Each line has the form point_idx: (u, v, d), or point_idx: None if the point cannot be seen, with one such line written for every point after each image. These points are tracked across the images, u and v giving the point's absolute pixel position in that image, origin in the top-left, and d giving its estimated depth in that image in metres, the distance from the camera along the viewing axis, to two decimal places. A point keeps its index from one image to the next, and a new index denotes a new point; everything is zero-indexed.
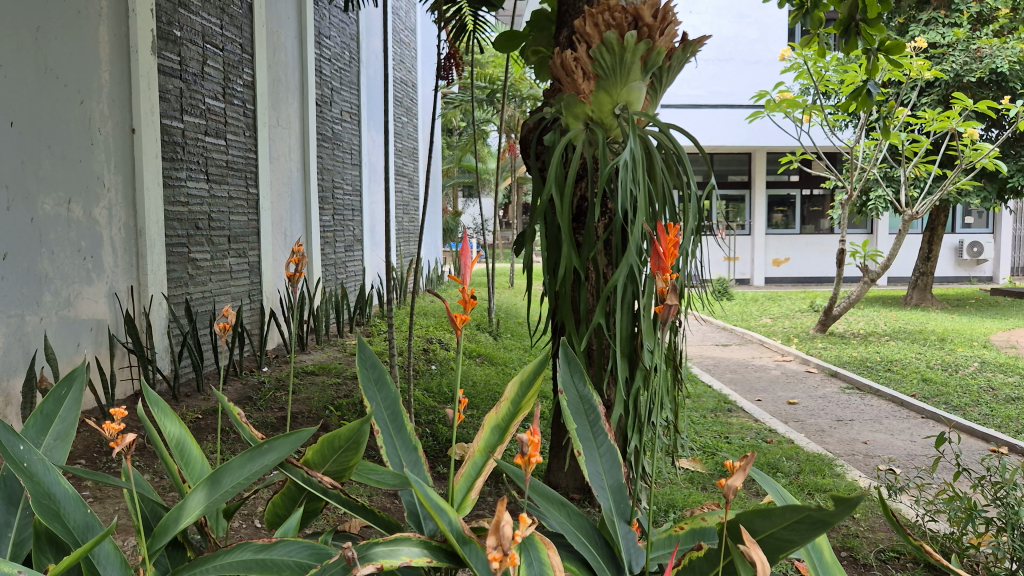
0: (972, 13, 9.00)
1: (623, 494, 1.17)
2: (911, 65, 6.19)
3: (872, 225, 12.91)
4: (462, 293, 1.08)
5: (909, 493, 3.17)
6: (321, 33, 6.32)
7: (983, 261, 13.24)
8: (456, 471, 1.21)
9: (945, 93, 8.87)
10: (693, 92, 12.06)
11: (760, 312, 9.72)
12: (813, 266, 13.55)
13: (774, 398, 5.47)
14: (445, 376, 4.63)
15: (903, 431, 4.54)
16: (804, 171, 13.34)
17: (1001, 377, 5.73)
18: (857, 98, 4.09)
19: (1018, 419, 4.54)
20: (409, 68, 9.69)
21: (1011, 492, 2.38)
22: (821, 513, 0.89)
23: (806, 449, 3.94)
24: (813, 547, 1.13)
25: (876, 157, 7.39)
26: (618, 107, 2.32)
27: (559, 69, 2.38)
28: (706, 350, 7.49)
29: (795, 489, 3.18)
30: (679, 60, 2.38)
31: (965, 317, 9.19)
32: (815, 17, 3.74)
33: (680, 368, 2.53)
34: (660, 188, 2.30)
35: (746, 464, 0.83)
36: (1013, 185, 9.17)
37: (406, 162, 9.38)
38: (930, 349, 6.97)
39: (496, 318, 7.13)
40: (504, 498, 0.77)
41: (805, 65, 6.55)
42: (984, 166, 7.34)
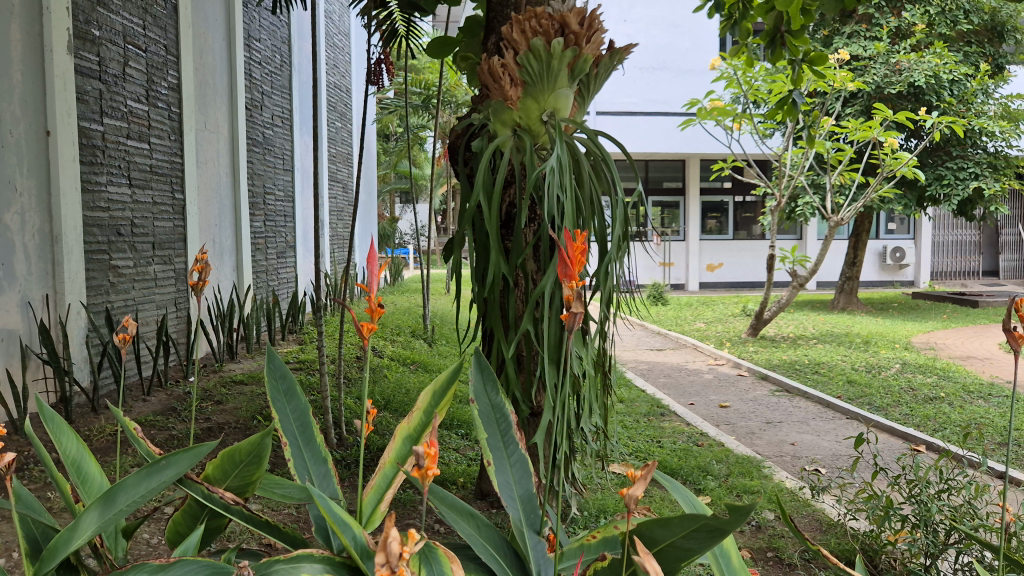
0: (892, 27, 9.32)
1: (532, 504, 1.17)
2: (835, 76, 6.37)
3: (801, 231, 13.26)
4: (369, 303, 1.06)
5: (831, 493, 3.25)
6: (250, 35, 6.19)
7: (906, 266, 13.70)
8: (365, 485, 1.19)
9: (868, 103, 9.18)
10: (628, 99, 12.20)
11: (694, 316, 9.87)
12: (745, 271, 13.84)
13: (705, 402, 5.55)
14: (377, 383, 4.57)
15: (828, 432, 4.66)
16: (736, 178, 13.60)
17: (921, 378, 5.93)
18: (782, 107, 4.19)
19: (936, 418, 4.69)
20: (343, 72, 9.57)
21: (924, 489, 2.46)
22: (716, 520, 0.91)
23: (734, 451, 4.01)
24: (721, 552, 1.13)
25: (804, 164, 7.57)
26: (545, 114, 2.32)
27: (486, 75, 2.36)
28: (641, 355, 7.56)
29: (723, 492, 3.23)
30: (607, 67, 2.39)
31: (889, 320, 9.50)
32: (743, 28, 3.81)
33: (610, 373, 2.54)
34: (587, 195, 2.32)
35: (647, 471, 0.82)
36: (931, 192, 9.51)
37: (339, 167, 9.25)
38: (855, 351, 7.18)
39: (432, 324, 7.09)
40: (393, 515, 0.76)
41: (735, 75, 6.68)
42: (903, 174, 7.57)
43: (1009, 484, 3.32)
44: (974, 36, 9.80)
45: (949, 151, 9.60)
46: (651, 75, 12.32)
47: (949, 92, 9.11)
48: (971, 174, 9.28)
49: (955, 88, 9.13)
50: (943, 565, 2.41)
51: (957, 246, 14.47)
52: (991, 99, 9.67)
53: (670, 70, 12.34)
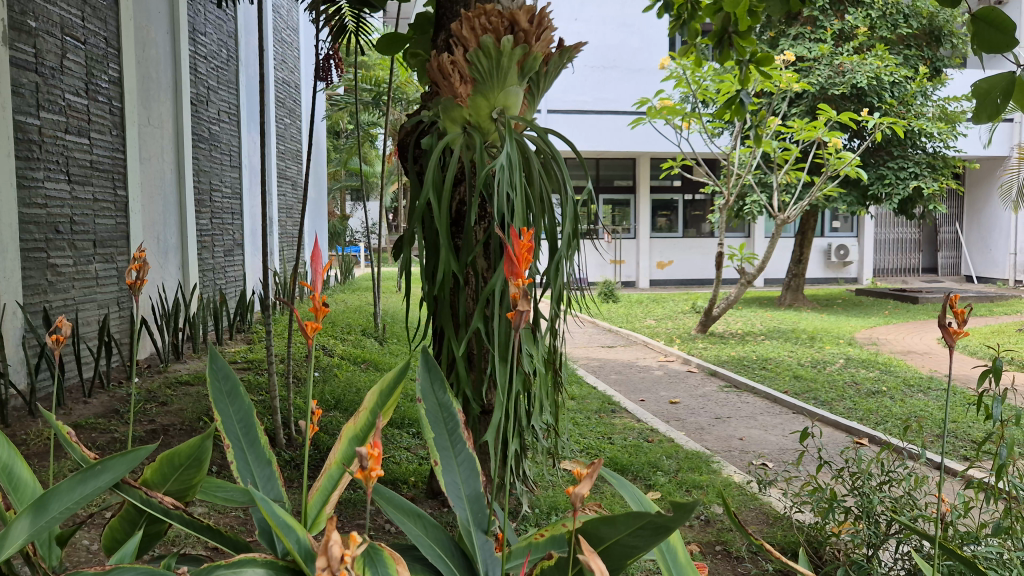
0: (835, 30, 9.52)
1: (480, 503, 1.17)
2: (781, 76, 6.48)
3: (748, 229, 13.48)
4: (313, 302, 1.04)
5: (778, 486, 3.31)
6: (195, 29, 6.06)
7: (849, 263, 14.02)
8: (311, 487, 1.17)
9: (813, 104, 9.37)
10: (579, 97, 12.26)
11: (645, 313, 9.97)
12: (695, 268, 14.02)
13: (656, 398, 5.60)
14: (327, 382, 4.51)
15: (775, 426, 4.75)
16: (685, 176, 13.76)
17: (864, 373, 6.07)
18: (730, 107, 4.25)
19: (878, 412, 4.81)
20: (291, 67, 9.43)
21: (867, 481, 2.52)
22: (661, 518, 0.91)
23: (684, 447, 4.06)
24: (667, 548, 1.14)
25: (751, 163, 7.68)
26: (495, 111, 2.32)
27: (435, 71, 2.34)
28: (593, 352, 7.60)
29: (672, 487, 3.27)
30: (556, 65, 2.40)
31: (833, 316, 9.71)
32: (692, 28, 3.85)
33: (561, 371, 2.55)
34: (537, 193, 2.32)
35: (593, 470, 0.82)
36: (874, 191, 9.74)
37: (288, 164, 9.12)
38: (801, 347, 7.32)
39: (383, 323, 7.04)
40: (335, 516, 0.75)
41: (683, 75, 6.74)
42: (847, 173, 7.74)
43: (948, 475, 3.42)
44: (913, 39, 10.07)
45: (890, 151, 9.85)
46: (601, 73, 12.39)
47: (890, 94, 9.34)
48: (911, 173, 9.55)
49: (896, 90, 9.37)
50: (884, 554, 2.47)
51: (898, 243, 14.86)
52: (930, 100, 9.95)
53: (620, 68, 12.42)
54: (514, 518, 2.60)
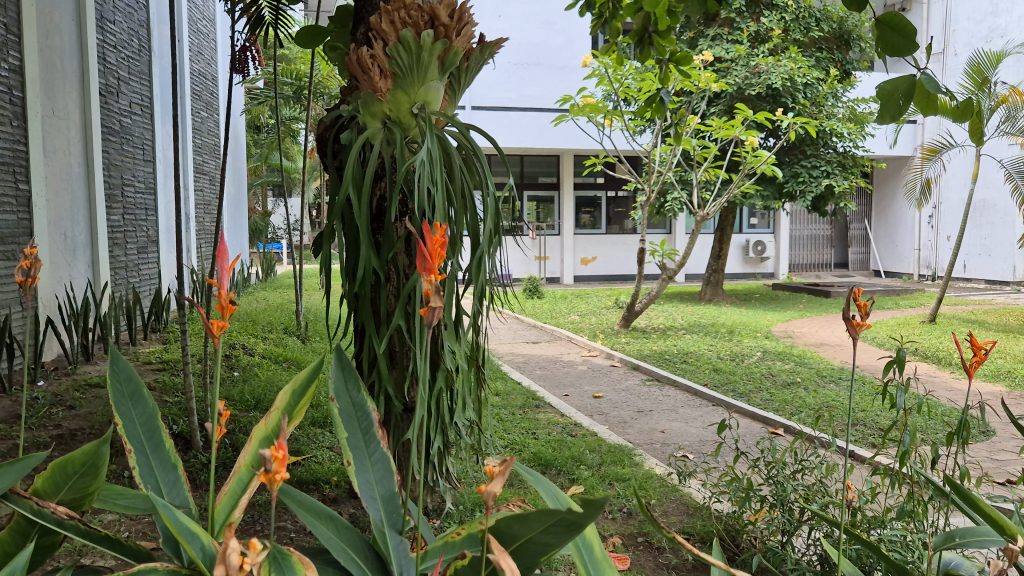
0: (751, 31, 9.78)
1: (394, 503, 1.15)
2: (700, 76, 6.62)
3: (670, 226, 13.75)
4: (219, 298, 1.01)
5: (697, 477, 3.38)
6: (103, 18, 5.83)
7: (766, 259, 14.43)
8: (218, 491, 1.14)
9: (730, 103, 9.59)
10: (503, 94, 12.25)
11: (569, 309, 10.06)
12: (618, 264, 14.22)
13: (580, 393, 5.65)
14: (247, 381, 4.40)
15: (694, 419, 4.85)
16: (608, 173, 13.93)
17: (779, 365, 6.25)
18: (651, 105, 4.30)
19: (793, 402, 4.97)
20: (207, 59, 9.14)
21: (781, 470, 2.60)
22: (573, 514, 0.91)
23: (607, 441, 4.11)
24: (583, 541, 1.14)
25: (671, 161, 7.82)
26: (415, 107, 2.29)
27: (354, 65, 2.29)
28: (517, 348, 7.61)
29: (596, 480, 3.30)
30: (477, 61, 2.39)
31: (751, 310, 9.98)
32: (613, 27, 3.89)
33: (484, 368, 2.55)
34: (458, 188, 2.30)
35: (505, 467, 0.81)
36: (789, 189, 10.05)
37: (205, 159, 8.86)
38: (720, 341, 7.50)
39: (305, 320, 6.92)
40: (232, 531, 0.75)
41: (605, 73, 6.82)
42: (763, 171, 7.95)
43: (857, 462, 3.55)
44: (824, 42, 10.41)
45: (804, 150, 10.18)
46: (525, 70, 12.41)
47: (803, 94, 9.65)
48: (823, 172, 9.88)
49: (808, 91, 9.68)
50: (798, 540, 2.55)
51: (811, 240, 15.38)
52: (841, 102, 10.30)
53: (544, 66, 12.47)
54: (437, 516, 2.59)
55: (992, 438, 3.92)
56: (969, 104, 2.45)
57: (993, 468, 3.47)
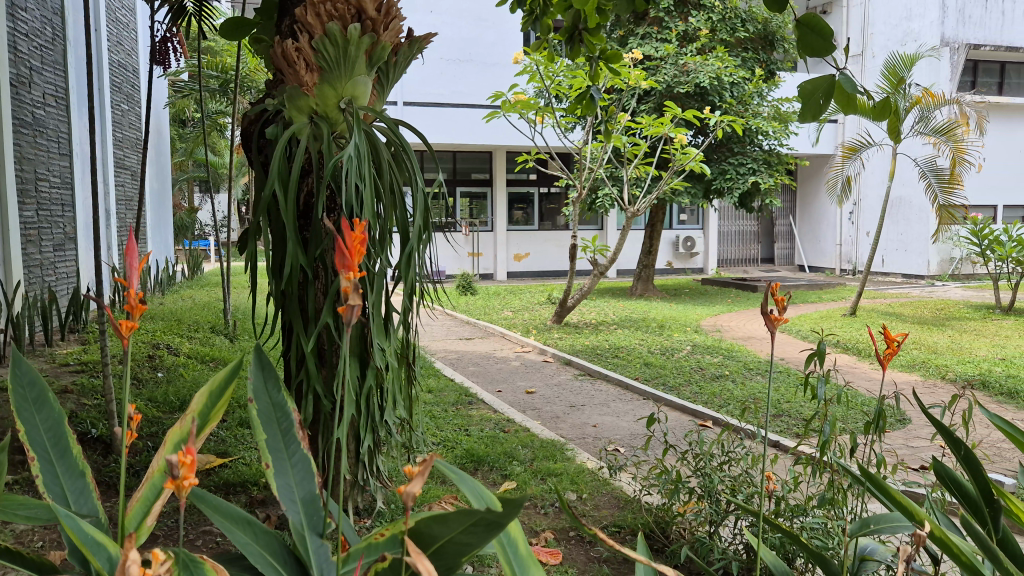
0: (680, 31, 9.95)
1: (314, 506, 1.15)
2: (629, 74, 6.69)
3: (601, 222, 13.90)
4: (128, 297, 0.97)
5: (628, 471, 3.42)
6: (14, 5, 5.58)
7: (695, 254, 14.70)
8: (130, 498, 1.11)
9: (660, 101, 9.73)
10: (435, 91, 12.18)
11: (502, 305, 10.07)
12: (551, 259, 14.31)
13: (513, 389, 5.66)
14: (171, 382, 4.28)
15: (625, 412, 4.91)
16: (540, 170, 14.00)
17: (708, 358, 6.38)
18: (581, 103, 4.33)
19: (721, 395, 5.08)
20: (127, 50, 8.85)
21: (708, 462, 2.64)
22: (492, 514, 0.91)
23: (539, 436, 4.13)
24: (507, 539, 1.13)
25: (602, 158, 7.88)
26: (343, 102, 2.24)
27: (280, 59, 2.24)
28: (450, 345, 7.58)
29: (528, 476, 3.31)
30: (406, 56, 2.37)
31: (681, 305, 10.15)
32: (544, 24, 3.89)
33: (415, 366, 2.52)
34: (387, 184, 2.27)
35: (424, 467, 0.80)
36: (716, 186, 10.26)
37: (125, 153, 8.57)
38: (651, 335, 7.61)
39: (233, 319, 6.75)
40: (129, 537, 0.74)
41: (537, 70, 6.83)
42: (691, 169, 8.07)
43: (781, 453, 3.64)
44: (749, 43, 10.64)
45: (731, 148, 10.41)
46: (457, 66, 12.35)
47: (729, 93, 9.86)
48: (750, 169, 10.12)
49: (735, 89, 9.88)
50: (725, 531, 2.59)
51: (739, 235, 15.72)
52: (766, 101, 10.54)
53: (476, 62, 12.43)
54: (369, 516, 2.56)
55: (907, 425, 4.07)
56: (886, 103, 2.52)
57: (908, 455, 3.61)
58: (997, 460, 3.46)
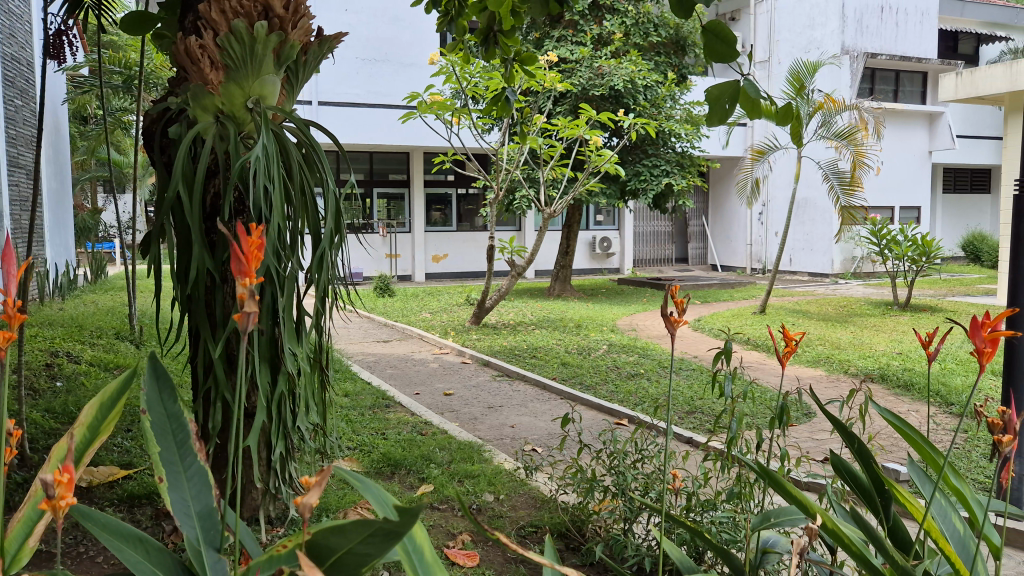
0: (594, 34, 10.09)
1: (211, 520, 1.12)
2: (545, 76, 6.74)
3: (519, 223, 13.98)
4: (6, 309, 0.93)
5: (544, 471, 3.45)
6: None
7: (611, 254, 14.92)
8: (9, 520, 1.07)
9: (575, 103, 9.83)
10: (350, 90, 12.01)
11: (420, 307, 9.99)
12: (468, 260, 14.30)
13: (430, 391, 5.63)
14: (70, 391, 4.09)
15: (542, 412, 4.95)
16: (458, 171, 13.98)
17: (624, 357, 6.49)
18: (496, 104, 4.31)
19: (636, 393, 5.17)
20: (20, 42, 8.40)
21: (623, 460, 2.67)
22: (390, 524, 0.90)
23: (457, 438, 4.11)
24: (412, 545, 1.12)
25: (519, 159, 7.90)
26: (250, 101, 2.17)
27: (183, 55, 2.16)
28: (367, 348, 7.48)
29: (445, 478, 3.30)
30: (315, 56, 2.33)
31: (598, 305, 10.27)
32: (458, 26, 3.87)
33: (329, 369, 2.48)
34: (297, 186, 2.21)
35: (321, 478, 0.79)
36: (631, 186, 10.43)
37: (19, 150, 8.14)
38: (568, 335, 7.69)
39: (139, 324, 6.51)
40: None
41: (453, 71, 6.80)
42: (606, 170, 8.16)
43: (693, 449, 3.74)
44: (662, 47, 10.89)
45: (645, 150, 10.61)
46: (373, 66, 12.20)
47: (643, 96, 10.05)
48: (663, 171, 10.34)
49: (648, 92, 10.07)
50: (638, 528, 2.63)
51: (654, 235, 16.02)
52: (678, 104, 10.77)
53: (392, 62, 12.32)
54: (281, 524, 2.50)
55: (812, 419, 4.23)
56: (788, 109, 2.61)
57: (811, 448, 3.75)
58: (891, 451, 3.62)
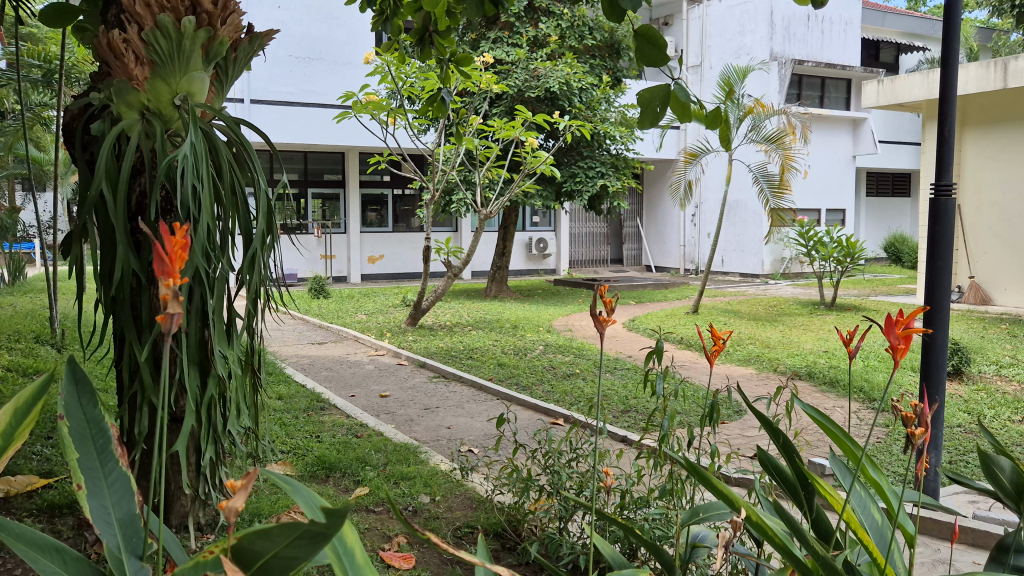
0: (530, 36, 10.14)
1: (133, 527, 1.09)
2: (481, 78, 6.75)
3: (455, 224, 13.97)
4: None
5: (480, 471, 3.46)
6: None
7: (547, 255, 15.00)
8: None
9: (511, 105, 9.87)
10: (284, 89, 11.79)
11: (355, 308, 9.88)
12: (404, 261, 14.21)
13: (366, 393, 5.58)
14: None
15: (478, 413, 4.95)
16: (394, 172, 13.90)
17: (560, 357, 6.54)
18: (432, 105, 4.29)
19: (572, 393, 5.22)
20: None
21: (557, 459, 2.69)
22: (317, 526, 0.89)
23: (392, 440, 4.08)
24: (342, 546, 1.11)
25: (455, 160, 7.88)
26: (177, 98, 2.12)
27: (105, 50, 2.09)
28: (301, 350, 7.37)
29: (381, 480, 3.28)
30: (245, 53, 2.29)
31: (534, 306, 10.33)
32: (394, 25, 3.84)
33: (261, 373, 2.43)
34: (228, 185, 2.16)
35: (246, 481, 0.78)
36: (566, 188, 10.52)
37: None
38: (505, 335, 7.71)
39: (60, 327, 6.29)
40: None
41: (388, 70, 6.75)
42: (542, 172, 8.19)
43: (626, 448, 3.80)
44: (597, 50, 11.02)
45: (580, 152, 10.70)
46: (307, 65, 12.03)
47: (578, 98, 10.14)
48: (598, 173, 10.46)
49: (583, 95, 10.19)
50: (573, 525, 2.65)
51: (589, 236, 16.17)
52: (613, 107, 10.90)
53: (326, 61, 12.18)
54: (211, 530, 2.44)
55: (742, 416, 4.34)
56: (717, 113, 2.68)
57: (740, 445, 3.84)
58: (816, 446, 3.74)
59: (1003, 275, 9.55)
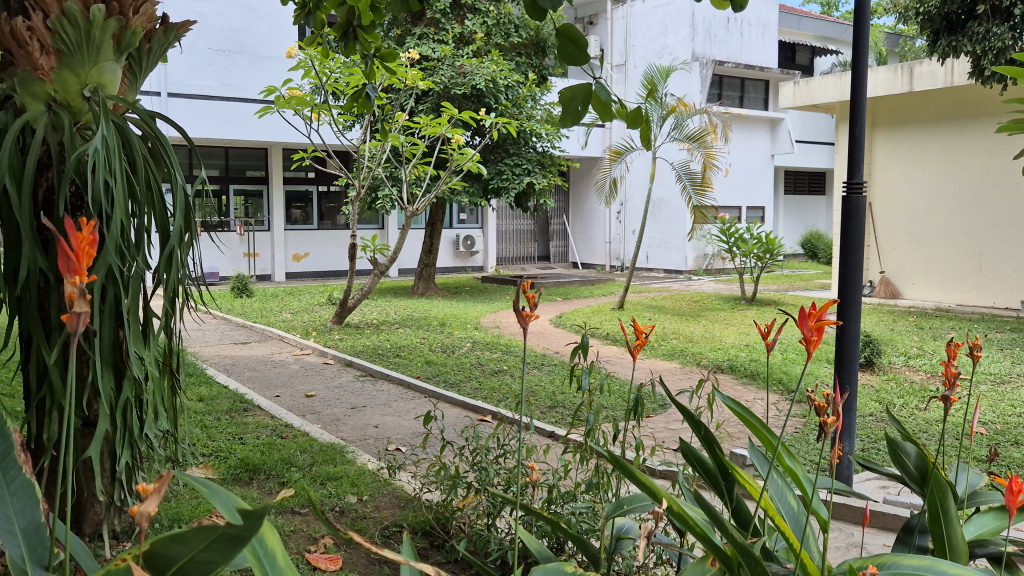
0: (456, 32, 10.09)
1: (38, 536, 1.05)
2: (406, 74, 6.69)
3: (381, 222, 13.85)
4: None
5: (406, 470, 3.43)
6: None
7: (475, 252, 14.97)
8: None
9: (437, 102, 9.82)
10: (203, 82, 11.46)
11: (280, 308, 9.68)
12: (330, 259, 14.00)
13: (292, 393, 5.47)
14: None
15: (405, 411, 4.91)
16: (318, 168, 13.70)
17: (487, 354, 6.54)
18: (355, 100, 4.23)
19: (500, 390, 5.22)
20: None
21: (485, 456, 2.69)
22: (233, 529, 0.87)
23: (318, 440, 4.01)
24: (261, 547, 1.08)
25: (380, 156, 7.79)
26: (87, 90, 2.03)
27: (7, 38, 1.99)
28: (223, 350, 7.17)
29: (306, 481, 3.22)
30: (160, 43, 2.21)
31: (461, 303, 10.30)
32: (317, 18, 3.76)
33: (180, 373, 2.35)
34: (143, 181, 2.09)
35: (158, 484, 0.76)
36: (493, 185, 10.51)
37: None
38: (432, 333, 7.67)
39: None
40: None
41: (312, 65, 6.62)
42: (468, 168, 8.15)
43: (553, 443, 3.82)
44: (522, 48, 11.09)
45: (506, 149, 10.72)
46: (227, 58, 11.72)
47: (504, 96, 10.17)
48: (524, 170, 10.51)
49: (509, 92, 10.21)
50: (501, 521, 2.66)
51: (516, 234, 16.22)
52: (538, 104, 10.95)
53: (248, 54, 11.90)
54: (128, 537, 2.35)
55: (667, 410, 4.41)
56: (638, 111, 2.71)
57: (664, 438, 3.92)
58: (737, 437, 3.84)
59: (912, 269, 9.94)
